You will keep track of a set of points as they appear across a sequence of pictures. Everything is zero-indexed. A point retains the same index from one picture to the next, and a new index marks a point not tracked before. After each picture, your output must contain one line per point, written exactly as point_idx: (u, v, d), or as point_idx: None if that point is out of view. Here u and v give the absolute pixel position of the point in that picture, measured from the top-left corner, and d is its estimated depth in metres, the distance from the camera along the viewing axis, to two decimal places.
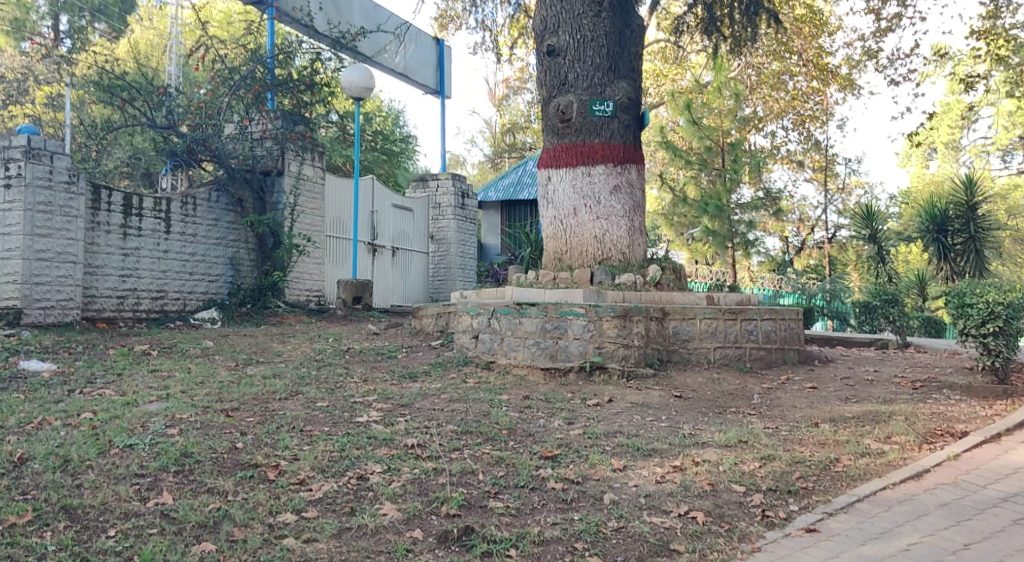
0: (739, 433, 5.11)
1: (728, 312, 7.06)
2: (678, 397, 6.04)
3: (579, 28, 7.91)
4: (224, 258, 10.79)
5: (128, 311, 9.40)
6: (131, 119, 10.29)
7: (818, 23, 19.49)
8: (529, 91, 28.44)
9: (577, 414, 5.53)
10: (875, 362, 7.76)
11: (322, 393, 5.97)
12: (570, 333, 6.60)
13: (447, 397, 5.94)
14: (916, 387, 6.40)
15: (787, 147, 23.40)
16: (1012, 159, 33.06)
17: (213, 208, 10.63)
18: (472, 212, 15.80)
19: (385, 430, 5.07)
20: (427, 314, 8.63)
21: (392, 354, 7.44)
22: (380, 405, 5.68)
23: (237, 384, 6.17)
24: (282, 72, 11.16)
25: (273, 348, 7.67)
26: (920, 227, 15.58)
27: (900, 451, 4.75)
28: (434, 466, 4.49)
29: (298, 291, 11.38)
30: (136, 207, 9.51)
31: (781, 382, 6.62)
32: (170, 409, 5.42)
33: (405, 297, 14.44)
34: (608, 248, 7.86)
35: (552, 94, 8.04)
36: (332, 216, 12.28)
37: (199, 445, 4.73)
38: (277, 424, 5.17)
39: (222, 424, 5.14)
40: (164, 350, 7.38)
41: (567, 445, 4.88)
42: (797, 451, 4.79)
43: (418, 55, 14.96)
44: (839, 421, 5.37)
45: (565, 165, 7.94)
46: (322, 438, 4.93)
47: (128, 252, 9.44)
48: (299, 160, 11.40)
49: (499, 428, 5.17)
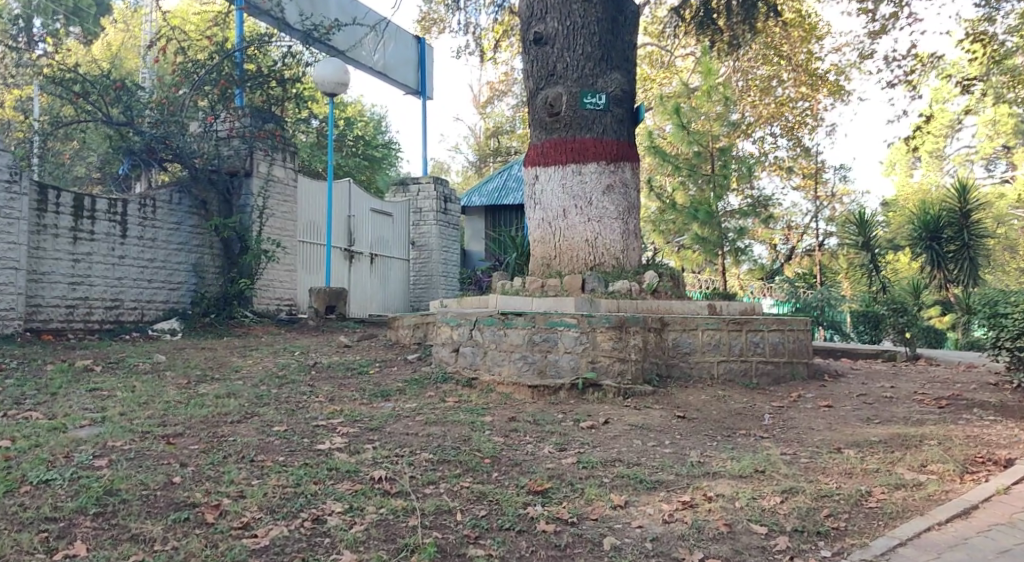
0: (754, 461, 4.48)
1: (732, 322, 6.47)
2: (681, 418, 5.42)
3: (569, 14, 7.34)
4: (186, 265, 10.06)
5: (78, 322, 8.67)
6: (85, 114, 9.54)
7: (807, 28, 18.68)
8: (513, 96, 27.85)
9: (570, 438, 4.90)
10: (890, 377, 7.15)
11: (280, 415, 5.28)
12: (560, 346, 5.98)
13: (423, 419, 5.27)
14: (942, 405, 5.82)
15: (776, 153, 22.94)
16: (995, 167, 32.98)
17: (174, 211, 9.91)
18: (455, 217, 15.16)
19: (349, 460, 4.40)
20: (403, 325, 7.97)
21: (363, 370, 6.76)
22: (346, 429, 5.01)
23: (185, 405, 5.47)
24: (251, 66, 10.49)
25: (232, 363, 6.96)
26: (913, 234, 15.04)
27: (940, 483, 4.15)
28: (405, 504, 3.83)
29: (267, 299, 10.63)
30: (88, 209, 8.80)
31: (792, 399, 6.02)
32: (102, 435, 4.70)
33: (385, 307, 13.77)
34: (601, 252, 7.25)
35: (539, 86, 7.43)
36: (305, 220, 11.59)
37: (129, 480, 4.03)
38: (224, 453, 4.48)
39: (159, 454, 4.45)
40: (108, 366, 6.64)
41: (559, 477, 4.23)
42: (823, 483, 4.18)
43: (398, 54, 14.34)
44: (864, 446, 4.77)
45: (553, 162, 7.32)
46: (274, 470, 4.25)
47: (78, 257, 8.70)
48: (268, 160, 10.66)
49: (480, 456, 4.52)
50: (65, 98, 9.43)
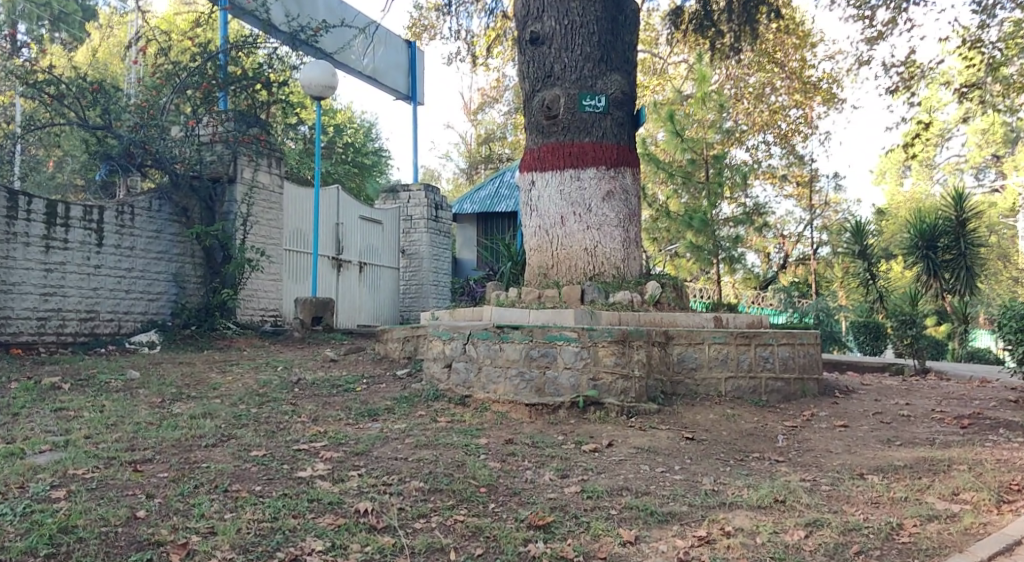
0: (773, 490, 4.14)
1: (740, 336, 6.15)
2: (690, 440, 5.08)
3: (567, 12, 7.03)
4: (166, 274, 9.66)
5: (50, 335, 8.25)
6: (59, 116, 9.11)
7: (800, 35, 19.00)
8: (504, 103, 27.58)
9: (572, 464, 4.54)
10: (903, 393, 6.84)
11: (259, 438, 4.90)
12: (559, 362, 5.63)
13: (412, 442, 4.90)
14: (964, 424, 5.52)
15: (769, 161, 22.74)
16: (984, 176, 33.11)
17: (154, 218, 9.50)
18: (446, 225, 14.81)
19: (332, 491, 4.02)
20: (392, 338, 7.59)
21: (349, 387, 6.36)
22: (330, 453, 4.63)
23: (157, 428, 5.06)
24: (236, 69, 10.10)
25: (210, 380, 6.54)
26: (908, 243, 14.74)
27: (975, 514, 3.83)
28: (392, 541, 3.46)
29: (251, 310, 10.23)
30: (61, 216, 8.40)
31: (805, 418, 5.70)
32: (63, 462, 4.30)
33: (374, 317, 13.39)
34: (600, 261, 6.91)
35: (536, 88, 7.11)
36: (292, 228, 11.20)
37: (88, 514, 3.62)
38: (195, 483, 4.08)
39: (125, 484, 4.04)
40: (77, 384, 6.19)
41: (562, 509, 3.86)
42: (849, 514, 3.84)
43: (388, 58, 14.01)
44: (889, 472, 4.46)
45: (550, 167, 6.99)
46: (249, 502, 3.85)
47: (51, 267, 8.30)
48: (253, 166, 10.24)
49: (476, 485, 4.15)
50: (39, 100, 9.02)
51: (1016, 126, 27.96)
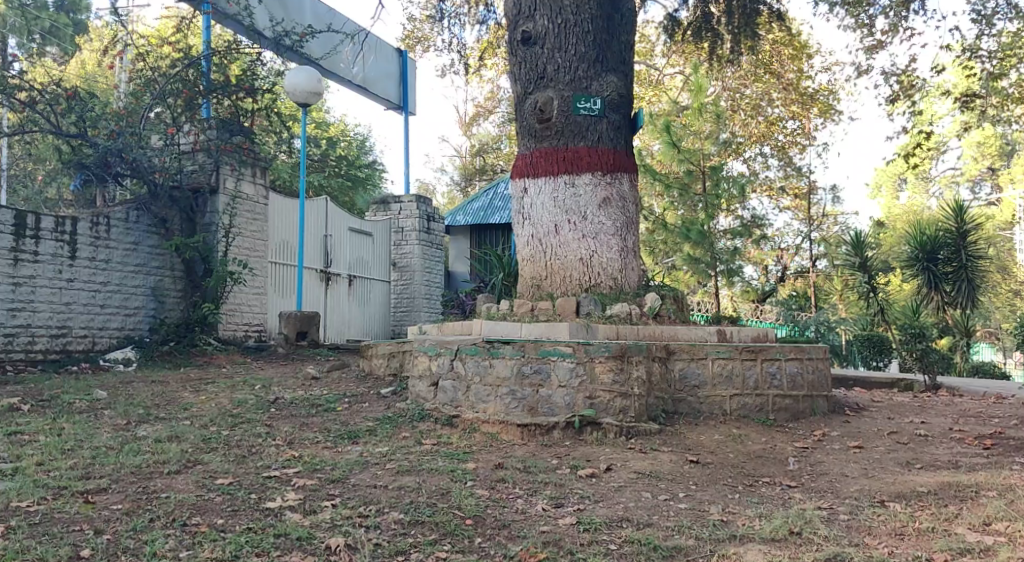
0: (787, 521, 3.77)
1: (746, 351, 5.82)
2: (694, 463, 4.72)
3: (560, 11, 6.73)
4: (144, 288, 9.28)
5: (18, 352, 7.87)
6: (32, 124, 8.75)
7: (795, 47, 18.76)
8: (499, 115, 27.37)
9: (567, 491, 4.17)
10: (916, 411, 6.49)
11: (228, 464, 4.52)
12: (553, 379, 5.27)
13: (394, 467, 4.52)
14: (987, 445, 5.17)
15: (766, 174, 22.51)
16: (980, 190, 32.95)
17: (131, 230, 9.14)
18: (438, 237, 14.47)
19: (302, 524, 3.63)
20: (377, 354, 7.22)
21: (330, 408, 5.98)
22: (303, 481, 4.25)
23: (117, 453, 4.67)
24: (218, 76, 9.78)
25: (182, 400, 6.15)
26: (908, 255, 14.39)
27: (1012, 546, 3.43)
28: None
29: (234, 325, 9.84)
30: (31, 228, 8.06)
31: (816, 439, 5.35)
32: (7, 492, 3.91)
33: (363, 331, 13.00)
34: (596, 273, 6.55)
35: (528, 90, 6.79)
36: (278, 239, 10.84)
37: (24, 554, 3.21)
38: (150, 516, 3.68)
39: (71, 517, 3.65)
40: (37, 406, 5.79)
41: (556, 544, 3.46)
42: (872, 548, 3.45)
43: (378, 67, 13.72)
44: (912, 499, 4.09)
45: (543, 173, 6.67)
46: (208, 538, 3.45)
47: (19, 281, 7.94)
48: (236, 176, 9.92)
49: (461, 517, 3.76)
50: (10, 108, 8.66)
51: (1011, 138, 27.84)
